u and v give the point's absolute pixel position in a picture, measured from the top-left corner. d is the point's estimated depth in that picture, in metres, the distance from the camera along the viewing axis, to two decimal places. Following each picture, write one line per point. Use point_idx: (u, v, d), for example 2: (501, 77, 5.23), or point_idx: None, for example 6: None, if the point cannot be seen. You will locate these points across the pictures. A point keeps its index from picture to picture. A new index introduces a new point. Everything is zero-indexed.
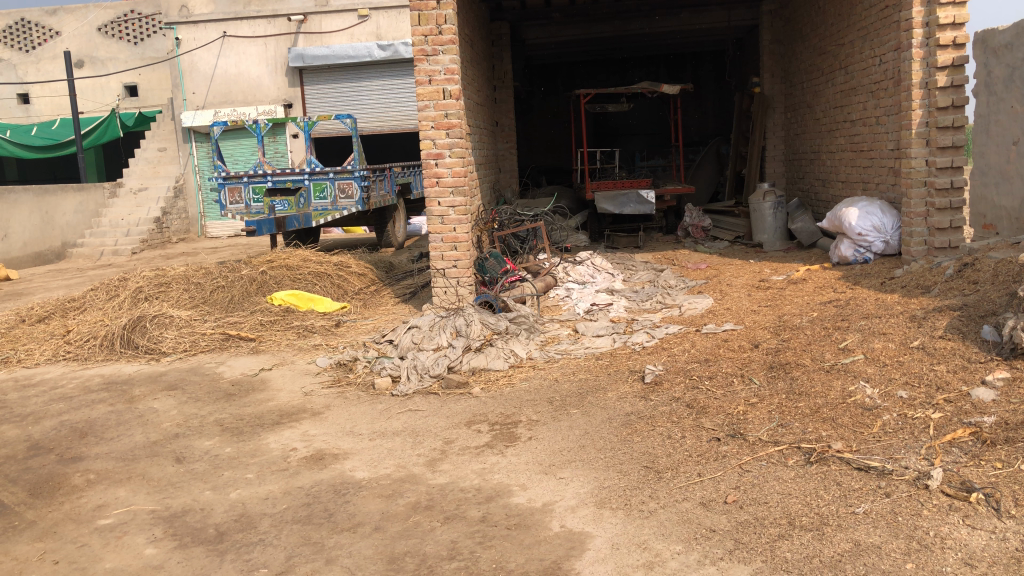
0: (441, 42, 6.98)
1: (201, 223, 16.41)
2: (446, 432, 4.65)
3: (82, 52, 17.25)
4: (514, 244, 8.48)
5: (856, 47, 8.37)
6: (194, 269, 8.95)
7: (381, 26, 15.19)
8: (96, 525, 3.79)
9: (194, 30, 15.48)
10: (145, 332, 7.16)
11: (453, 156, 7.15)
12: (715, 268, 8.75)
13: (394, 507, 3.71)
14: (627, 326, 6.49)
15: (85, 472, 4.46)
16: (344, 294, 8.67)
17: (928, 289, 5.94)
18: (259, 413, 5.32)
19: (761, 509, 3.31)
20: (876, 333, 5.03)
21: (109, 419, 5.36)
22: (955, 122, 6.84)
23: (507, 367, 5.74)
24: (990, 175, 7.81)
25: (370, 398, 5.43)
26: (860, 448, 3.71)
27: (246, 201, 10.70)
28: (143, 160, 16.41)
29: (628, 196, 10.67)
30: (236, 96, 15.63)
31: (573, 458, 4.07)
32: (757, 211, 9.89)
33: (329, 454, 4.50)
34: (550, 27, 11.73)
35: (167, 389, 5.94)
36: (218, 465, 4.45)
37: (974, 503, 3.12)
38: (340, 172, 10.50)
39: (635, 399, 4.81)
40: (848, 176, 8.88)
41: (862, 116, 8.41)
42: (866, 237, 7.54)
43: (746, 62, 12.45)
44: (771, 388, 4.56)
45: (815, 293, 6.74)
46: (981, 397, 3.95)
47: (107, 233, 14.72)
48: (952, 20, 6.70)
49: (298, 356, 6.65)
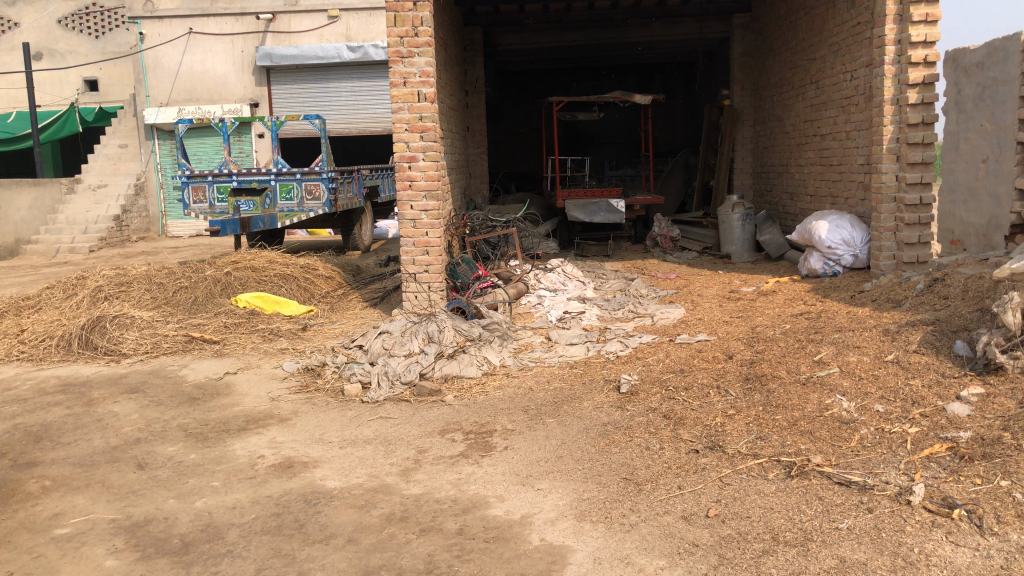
0: (417, 44, 6.89)
1: (162, 222, 16.05)
2: (418, 441, 4.55)
3: (41, 45, 16.83)
4: (485, 250, 8.42)
5: (828, 62, 8.46)
6: (156, 269, 8.71)
7: (352, 27, 15.03)
8: (53, 534, 3.63)
9: (159, 25, 15.17)
10: (105, 333, 6.94)
11: (427, 159, 7.06)
12: (685, 278, 8.75)
13: (367, 518, 3.61)
14: (600, 334, 6.45)
15: (40, 478, 4.27)
16: (310, 297, 8.51)
17: (900, 303, 5.99)
18: (224, 419, 5.16)
19: (745, 524, 3.28)
20: (850, 347, 5.04)
21: (66, 423, 5.17)
22: (926, 139, 6.89)
23: (481, 375, 5.66)
24: (958, 192, 7.94)
25: (339, 405, 5.30)
26: (840, 462, 3.70)
27: (210, 200, 10.43)
28: (103, 156, 16.03)
29: (599, 204, 10.68)
30: (201, 94, 15.34)
31: (551, 469, 4.00)
32: (725, 223, 9.90)
33: (298, 462, 4.38)
34: (523, 34, 11.70)
35: (127, 392, 5.75)
36: (182, 472, 4.30)
37: (956, 519, 3.12)
38: (307, 173, 10.35)
39: (611, 409, 4.76)
40: (817, 190, 8.96)
41: (832, 130, 8.49)
42: (836, 250, 7.59)
43: (716, 74, 12.53)
44: (748, 400, 4.53)
45: (785, 305, 6.77)
46: (956, 413, 3.96)
47: (64, 229, 14.30)
48: (924, 38, 6.79)
49: (264, 360, 6.48)
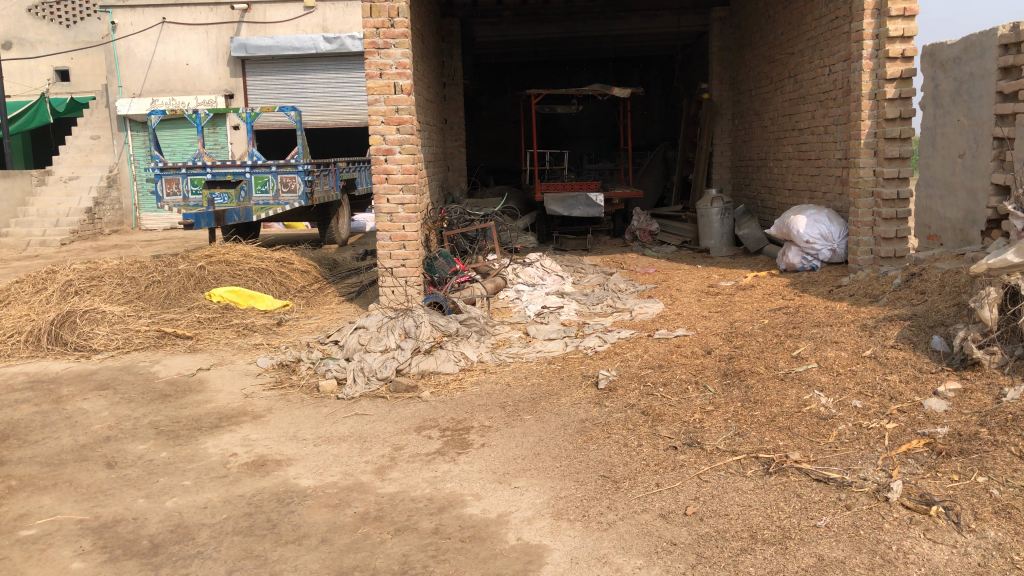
0: (393, 36, 6.81)
1: (135, 215, 15.82)
2: (394, 439, 4.49)
3: (10, 34, 16.42)
4: (463, 244, 8.36)
5: (806, 56, 8.47)
6: (128, 262, 8.55)
7: (328, 18, 14.92)
8: (18, 536, 3.53)
9: (131, 15, 14.91)
10: (75, 328, 6.81)
11: (403, 152, 6.98)
12: (663, 272, 8.74)
13: (342, 518, 3.54)
14: (578, 330, 6.42)
15: (6, 478, 4.17)
16: (286, 292, 8.40)
17: (877, 298, 5.99)
18: (197, 416, 5.06)
19: (723, 522, 3.25)
20: (828, 342, 5.03)
21: (34, 421, 5.05)
22: (903, 134, 6.93)
23: (457, 370, 5.60)
24: (935, 187, 7.98)
25: (314, 402, 5.22)
26: (818, 459, 3.69)
27: (183, 192, 10.29)
28: (74, 147, 15.77)
29: (577, 198, 10.63)
30: (175, 85, 15.14)
31: (528, 466, 3.96)
32: (704, 217, 9.90)
33: (271, 460, 4.30)
34: (501, 26, 11.62)
35: (97, 389, 5.64)
36: (152, 471, 4.21)
37: (934, 516, 3.11)
38: (283, 166, 10.20)
39: (589, 405, 4.72)
40: (795, 184, 8.98)
41: (810, 125, 8.50)
42: (814, 245, 7.61)
43: (695, 68, 12.53)
44: (726, 396, 4.51)
45: (763, 299, 6.77)
46: (933, 408, 3.96)
47: (34, 222, 14.21)
48: (901, 33, 6.80)
49: (239, 356, 6.38)
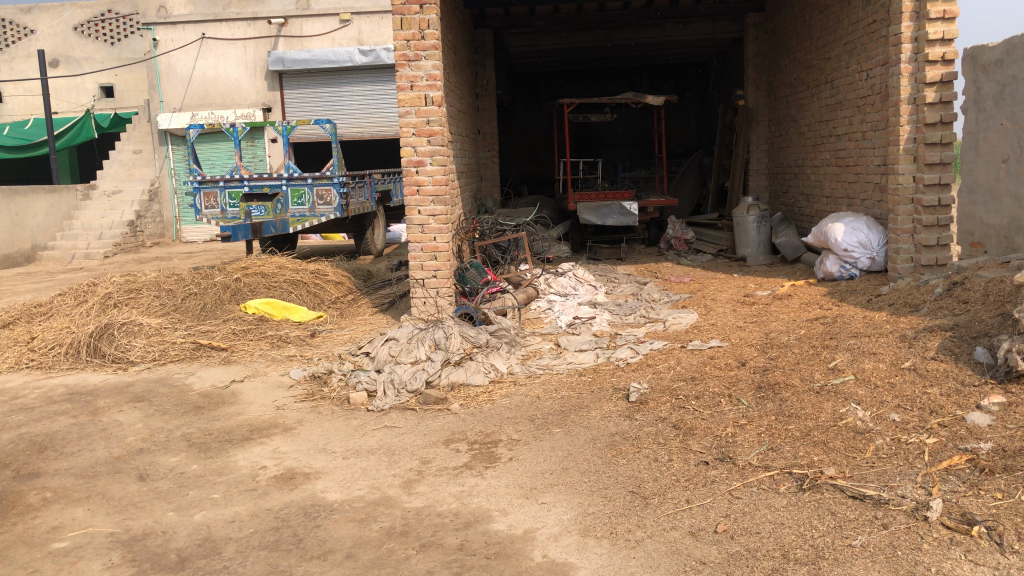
0: (424, 48, 6.82)
1: (176, 228, 16.12)
2: (422, 452, 4.47)
3: (57, 52, 16.90)
4: (495, 254, 8.37)
5: (843, 61, 8.32)
6: (166, 275, 8.67)
7: (364, 31, 15.05)
8: (50, 548, 3.57)
9: (172, 31, 15.21)
10: (113, 340, 6.91)
11: (434, 163, 6.99)
12: (698, 281, 8.63)
13: (367, 533, 3.53)
14: (610, 341, 6.35)
15: (41, 490, 4.22)
16: (320, 303, 8.44)
17: (917, 308, 5.83)
18: (228, 428, 5.09)
19: (754, 540, 3.17)
20: (865, 353, 4.90)
21: (71, 432, 5.12)
22: (944, 139, 6.76)
23: (487, 382, 5.57)
24: (979, 193, 7.78)
25: (344, 414, 5.22)
26: (854, 474, 3.58)
27: (222, 205, 10.36)
28: (117, 162, 16.10)
29: (611, 206, 10.57)
30: (214, 99, 15.37)
31: (556, 481, 3.90)
32: (740, 225, 9.76)
33: (300, 473, 4.30)
34: (534, 36, 11.60)
35: (133, 401, 5.70)
36: (183, 483, 4.24)
37: (976, 536, 2.99)
38: (318, 178, 10.32)
39: (619, 419, 4.65)
40: (833, 191, 8.82)
41: (847, 130, 8.35)
42: (852, 253, 7.45)
43: (730, 75, 12.39)
44: (760, 409, 4.41)
45: (800, 309, 6.63)
46: (976, 422, 3.82)
47: (79, 235, 14.44)
48: (941, 35, 6.64)
49: (272, 367, 6.42)
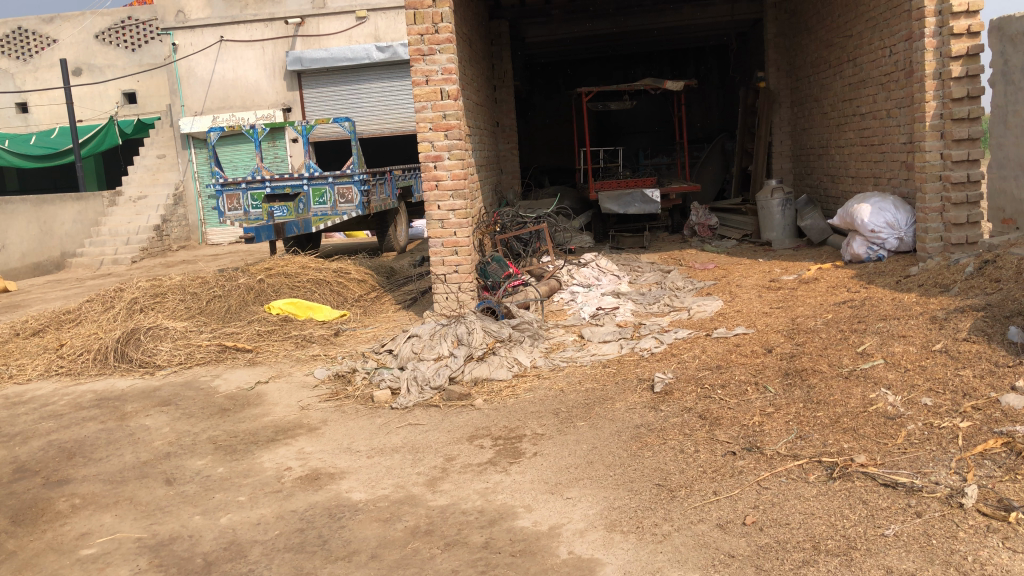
0: (438, 41, 6.78)
1: (201, 230, 16.27)
2: (446, 449, 4.45)
3: (79, 60, 17.08)
4: (516, 247, 8.33)
5: (866, 38, 8.15)
6: (191, 278, 8.73)
7: (380, 27, 15.01)
8: (79, 555, 3.60)
9: (191, 35, 15.31)
10: (140, 345, 6.97)
11: (452, 158, 6.95)
12: (723, 268, 8.52)
13: (392, 533, 3.51)
14: (634, 331, 6.28)
15: (70, 497, 4.26)
16: (344, 302, 8.44)
17: (948, 288, 5.69)
18: (253, 430, 5.11)
19: (784, 531, 3.10)
20: (895, 336, 4.79)
21: (99, 438, 5.17)
22: (972, 114, 6.61)
23: (511, 376, 5.54)
24: (1009, 168, 7.60)
25: (368, 413, 5.21)
26: (885, 461, 3.50)
27: (244, 207, 10.47)
28: (142, 167, 16.26)
29: (633, 195, 10.45)
30: (234, 102, 15.47)
31: (581, 476, 3.86)
32: (765, 209, 9.63)
33: (325, 473, 4.30)
34: (551, 25, 11.52)
35: (160, 405, 5.74)
36: (209, 486, 4.26)
37: (1013, 523, 2.90)
38: (339, 177, 10.30)
39: (644, 410, 4.60)
40: (858, 171, 8.66)
41: (872, 109, 8.19)
42: (880, 234, 7.31)
43: (751, 57, 12.20)
44: (788, 396, 4.33)
45: (828, 293, 6.52)
46: (1011, 405, 3.72)
47: (107, 241, 14.61)
48: (965, 7, 6.47)
49: (296, 367, 6.44)
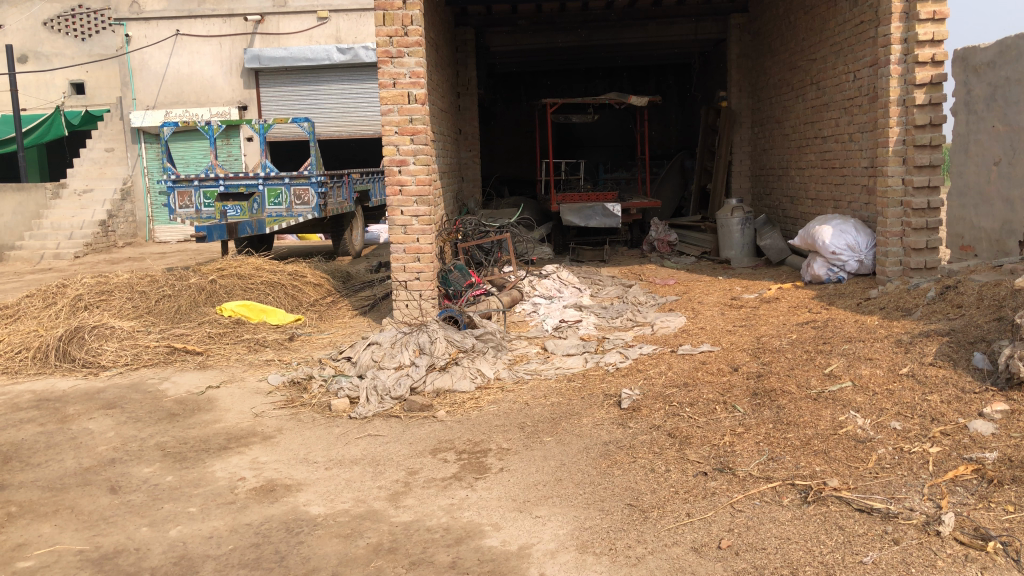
0: (407, 44, 6.65)
1: (149, 228, 15.79)
2: (409, 462, 4.30)
3: (25, 47, 16.44)
4: (478, 255, 8.25)
5: (829, 62, 8.27)
6: (140, 276, 8.39)
7: (341, 29, 14.81)
8: (15, 568, 3.37)
9: (145, 27, 14.88)
10: (84, 344, 6.66)
11: (417, 163, 6.81)
12: (684, 284, 8.53)
13: (353, 550, 3.35)
14: (598, 345, 6.22)
15: (6, 504, 4.00)
16: (298, 306, 8.24)
17: (910, 311, 5.76)
18: (204, 437, 4.88)
19: (761, 556, 3.04)
20: (861, 359, 4.80)
21: (38, 442, 4.89)
22: (933, 141, 6.71)
23: (474, 389, 5.41)
24: (969, 196, 7.78)
25: (325, 422, 5.03)
26: (858, 486, 3.47)
27: (196, 205, 10.11)
28: (89, 160, 15.72)
29: (594, 208, 10.42)
30: (188, 97, 15.05)
31: (549, 494, 3.75)
32: (724, 227, 9.68)
33: (281, 485, 4.12)
34: (516, 35, 11.46)
35: (105, 408, 5.48)
36: (157, 497, 4.03)
37: (991, 553, 2.88)
38: (296, 178, 10.03)
39: (611, 426, 4.52)
40: (818, 193, 8.77)
41: (834, 133, 8.29)
42: (840, 255, 7.38)
43: (713, 77, 12.31)
44: (757, 417, 4.29)
45: (789, 313, 6.55)
46: (979, 431, 3.72)
47: (48, 235, 14.11)
48: (931, 37, 6.58)
49: (249, 372, 6.22)
